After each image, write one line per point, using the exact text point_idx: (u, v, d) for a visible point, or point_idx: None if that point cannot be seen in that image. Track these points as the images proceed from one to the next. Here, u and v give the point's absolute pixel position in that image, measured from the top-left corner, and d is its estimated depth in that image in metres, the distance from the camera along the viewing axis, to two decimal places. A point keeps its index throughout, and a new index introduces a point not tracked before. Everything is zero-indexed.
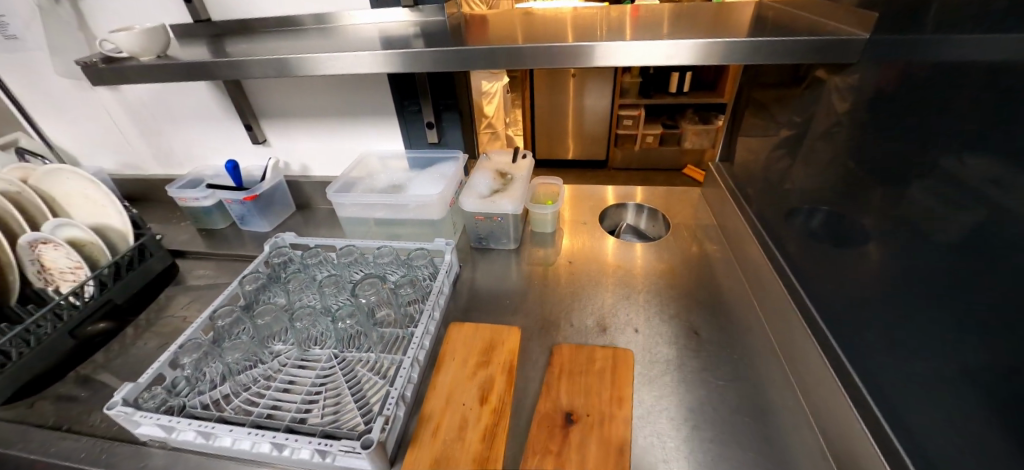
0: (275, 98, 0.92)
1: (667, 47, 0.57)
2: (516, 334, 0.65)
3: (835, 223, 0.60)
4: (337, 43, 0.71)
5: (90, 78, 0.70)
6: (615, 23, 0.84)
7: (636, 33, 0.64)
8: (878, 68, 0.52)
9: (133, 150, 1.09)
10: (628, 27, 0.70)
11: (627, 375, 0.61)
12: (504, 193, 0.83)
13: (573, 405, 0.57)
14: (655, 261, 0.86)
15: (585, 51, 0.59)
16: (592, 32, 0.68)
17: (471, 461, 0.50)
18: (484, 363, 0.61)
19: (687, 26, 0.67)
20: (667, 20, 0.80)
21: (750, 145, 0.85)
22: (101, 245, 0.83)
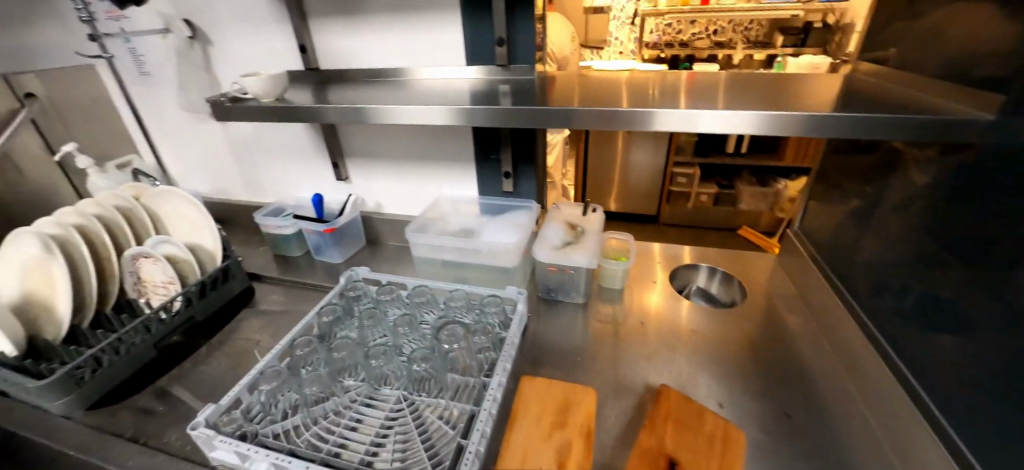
0: (362, 140, 0.98)
1: (730, 117, 0.55)
2: (593, 395, 0.62)
3: (951, 310, 0.54)
4: (433, 94, 0.76)
5: (215, 115, 0.76)
6: (671, 88, 0.85)
7: (690, 101, 0.63)
8: (999, 149, 0.49)
9: (227, 178, 1.19)
10: (685, 95, 0.70)
11: (739, 453, 0.53)
12: (576, 246, 0.83)
13: (680, 457, 0.53)
14: (731, 330, 0.81)
15: (645, 116, 0.58)
16: (645, 98, 0.69)
17: None
18: (561, 424, 0.58)
19: (748, 98, 0.66)
20: (724, 89, 0.80)
21: (834, 217, 0.81)
22: (192, 264, 0.88)
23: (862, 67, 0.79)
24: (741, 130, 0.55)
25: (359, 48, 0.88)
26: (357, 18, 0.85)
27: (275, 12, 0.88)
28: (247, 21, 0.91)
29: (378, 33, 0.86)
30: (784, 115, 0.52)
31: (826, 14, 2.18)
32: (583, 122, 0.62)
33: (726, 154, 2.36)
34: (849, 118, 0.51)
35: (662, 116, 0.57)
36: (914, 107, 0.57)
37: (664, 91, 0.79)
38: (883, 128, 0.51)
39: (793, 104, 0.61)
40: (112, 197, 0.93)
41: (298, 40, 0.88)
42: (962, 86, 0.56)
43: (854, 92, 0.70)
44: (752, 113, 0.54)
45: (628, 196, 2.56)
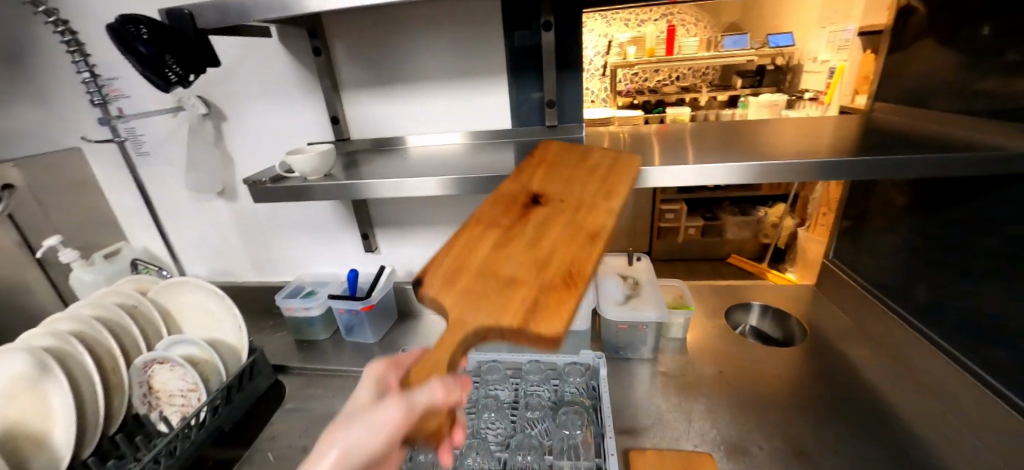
0: (395, 209, 0.94)
1: (712, 171, 0.58)
2: (710, 457, 0.60)
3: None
4: (485, 158, 0.74)
5: (254, 195, 0.70)
6: (638, 139, 0.88)
7: (668, 155, 0.66)
8: None
9: (233, 258, 1.09)
10: (655, 148, 0.73)
11: (619, 175, 0.60)
12: (639, 299, 0.81)
13: (549, 192, 0.59)
14: (808, 372, 0.80)
15: (639, 176, 0.59)
16: (624, 153, 0.70)
17: (492, 245, 0.52)
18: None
19: (716, 147, 0.70)
20: (690, 138, 0.85)
21: (878, 245, 0.85)
22: (216, 362, 0.78)
23: (878, 107, 0.85)
24: (719, 181, 0.58)
25: (394, 117, 0.86)
26: (394, 88, 0.84)
27: (304, 86, 0.86)
28: (272, 96, 0.88)
29: (415, 100, 0.84)
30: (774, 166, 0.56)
31: (774, 58, 2.42)
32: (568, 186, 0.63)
33: (707, 188, 2.51)
34: (934, 157, 0.54)
35: (654, 175, 0.59)
36: (965, 140, 0.61)
37: (632, 142, 0.83)
38: (962, 166, 0.54)
39: (835, 146, 0.65)
40: (112, 294, 0.81)
41: (330, 112, 0.85)
42: (1009, 123, 0.61)
43: (888, 129, 0.74)
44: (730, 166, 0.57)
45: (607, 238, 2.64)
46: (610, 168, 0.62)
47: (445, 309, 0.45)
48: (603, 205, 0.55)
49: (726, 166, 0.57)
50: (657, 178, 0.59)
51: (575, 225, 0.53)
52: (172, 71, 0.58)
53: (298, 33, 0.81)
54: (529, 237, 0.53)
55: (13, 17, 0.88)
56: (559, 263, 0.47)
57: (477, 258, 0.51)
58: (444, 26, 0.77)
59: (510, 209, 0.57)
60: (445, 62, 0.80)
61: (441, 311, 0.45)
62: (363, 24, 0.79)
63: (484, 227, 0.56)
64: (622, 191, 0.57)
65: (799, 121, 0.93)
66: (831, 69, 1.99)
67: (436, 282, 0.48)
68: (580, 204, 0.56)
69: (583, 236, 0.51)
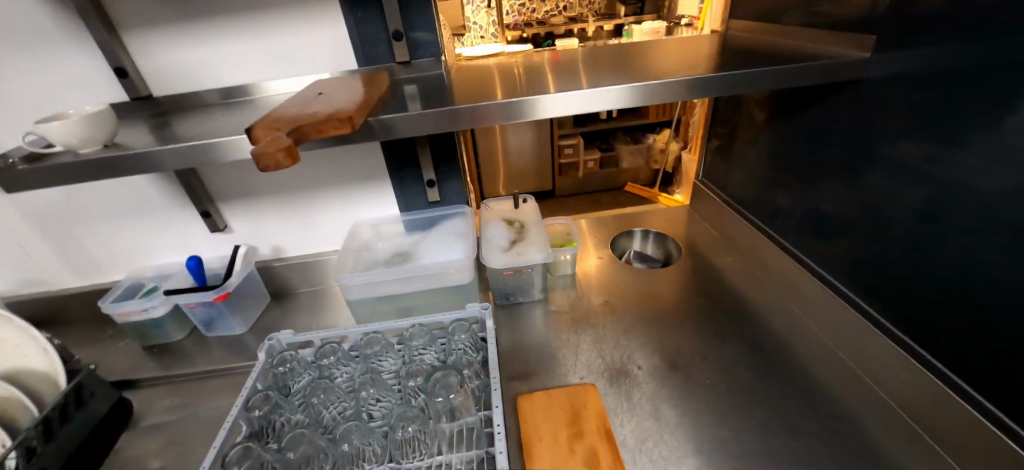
0: (236, 178, 0.78)
1: (603, 96, 0.54)
2: (594, 393, 0.62)
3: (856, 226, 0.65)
4: (309, 89, 0.60)
5: (3, 184, 0.52)
6: (537, 68, 0.82)
7: (557, 84, 0.61)
8: (878, 81, 0.58)
9: (31, 264, 0.86)
10: (551, 77, 0.68)
11: (383, 76, 0.66)
12: (524, 242, 0.80)
13: (326, 88, 0.59)
14: (683, 287, 0.87)
15: (529, 109, 0.54)
16: (513, 84, 0.64)
17: (297, 107, 0.50)
18: (577, 432, 0.57)
19: (608, 70, 0.67)
20: (584, 64, 0.81)
21: (739, 161, 0.92)
22: (21, 397, 0.62)
23: (734, 25, 0.87)
24: (604, 107, 0.55)
25: (206, 61, 0.68)
26: (197, 24, 0.66)
27: (63, 26, 0.63)
28: (16, 44, 0.64)
29: (230, 36, 0.67)
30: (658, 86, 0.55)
31: None
32: (424, 128, 0.54)
33: (602, 121, 2.57)
34: (768, 71, 0.56)
35: (544, 105, 0.54)
36: (798, 52, 0.64)
37: (512, 74, 0.76)
38: (792, 78, 0.57)
39: (686, 66, 0.65)
40: None
41: (111, 62, 0.65)
42: (829, 32, 0.65)
43: (738, 46, 0.77)
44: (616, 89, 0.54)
45: (512, 181, 2.62)
46: (367, 78, 0.66)
47: (283, 128, 0.43)
48: (382, 88, 0.62)
49: (611, 89, 0.54)
50: (551, 110, 0.54)
51: (367, 93, 0.57)
52: None
53: None
54: (330, 100, 0.52)
55: None
56: (355, 100, 0.53)
57: (287, 112, 0.48)
58: None
59: (299, 97, 0.55)
60: None
61: (279, 132, 0.42)
62: None
63: (287, 103, 0.52)
64: (386, 83, 0.64)
65: (665, 43, 0.93)
66: None
67: (261, 122, 0.45)
68: (368, 86, 0.60)
69: (373, 96, 0.56)
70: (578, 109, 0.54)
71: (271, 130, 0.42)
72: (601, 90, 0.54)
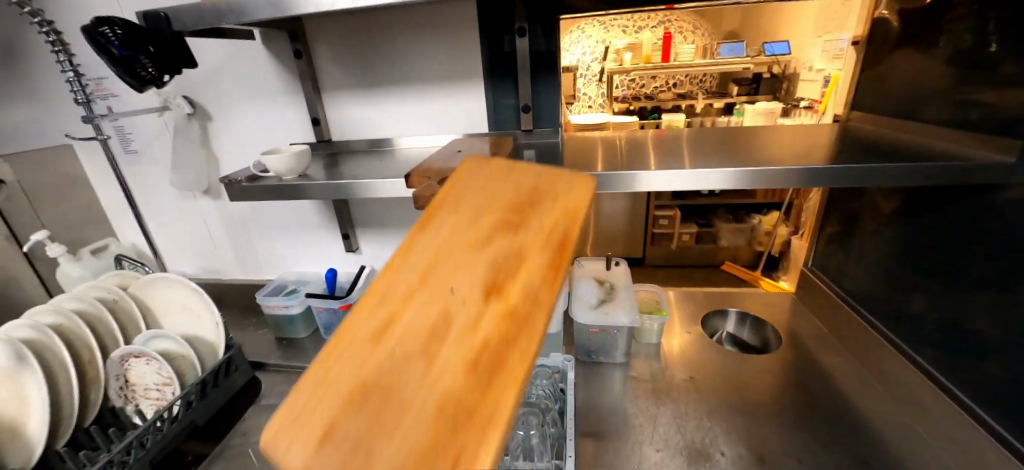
0: (374, 210, 0.94)
1: (705, 177, 0.58)
2: (585, 186, 0.43)
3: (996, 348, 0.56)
4: (449, 146, 0.73)
5: (231, 194, 0.70)
6: (642, 143, 0.89)
7: (661, 161, 0.66)
8: None
9: (216, 257, 1.09)
10: (653, 154, 0.73)
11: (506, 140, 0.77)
12: (613, 303, 0.82)
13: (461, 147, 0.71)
14: (783, 380, 0.80)
15: (631, 180, 0.59)
16: (616, 158, 0.71)
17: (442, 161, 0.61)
18: (528, 209, 0.41)
19: (712, 153, 0.71)
20: (692, 144, 0.85)
21: (857, 253, 0.84)
22: (191, 358, 0.78)
23: (854, 116, 0.85)
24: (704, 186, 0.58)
25: (376, 117, 0.87)
26: (373, 92, 0.84)
27: (288, 89, 0.86)
28: (254, 98, 0.88)
29: (397, 101, 0.85)
30: (763, 172, 0.56)
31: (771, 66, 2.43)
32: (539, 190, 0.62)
33: (702, 195, 2.51)
34: (895, 166, 0.54)
35: (647, 180, 0.59)
36: (929, 150, 0.61)
37: (619, 147, 0.83)
38: (923, 174, 0.54)
39: (801, 154, 0.65)
40: (94, 288, 0.82)
41: (311, 113, 0.86)
42: (970, 132, 0.61)
43: (859, 138, 0.75)
44: (720, 172, 0.57)
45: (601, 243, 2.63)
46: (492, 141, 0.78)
47: (433, 177, 0.53)
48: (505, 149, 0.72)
49: (713, 172, 0.58)
50: (652, 182, 0.59)
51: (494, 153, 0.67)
52: (146, 68, 0.59)
53: (280, 36, 0.82)
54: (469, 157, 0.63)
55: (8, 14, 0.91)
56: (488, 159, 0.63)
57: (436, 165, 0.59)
58: (422, 28, 0.78)
59: (442, 152, 0.67)
60: (423, 67, 0.81)
61: (431, 180, 0.53)
62: (344, 28, 0.80)
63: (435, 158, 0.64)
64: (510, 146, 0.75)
65: (778, 129, 0.93)
66: (826, 79, 2.02)
67: (418, 171, 0.56)
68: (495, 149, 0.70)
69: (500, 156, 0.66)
70: (677, 186, 0.58)
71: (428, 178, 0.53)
72: (705, 172, 0.58)
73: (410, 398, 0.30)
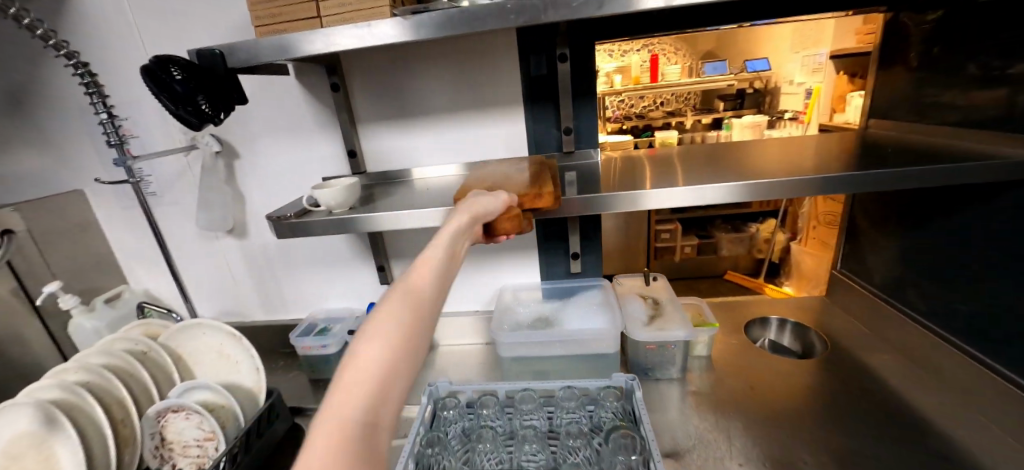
0: (410, 239, 0.92)
1: (706, 192, 0.59)
2: None
3: None
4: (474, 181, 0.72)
5: (277, 232, 0.68)
6: (638, 161, 0.91)
7: (657, 179, 0.68)
8: None
9: (238, 299, 1.02)
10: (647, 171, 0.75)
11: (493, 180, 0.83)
12: (663, 319, 0.82)
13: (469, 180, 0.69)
14: (838, 384, 0.80)
15: (635, 199, 0.60)
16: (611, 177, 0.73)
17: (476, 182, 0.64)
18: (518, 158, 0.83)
19: (703, 168, 0.73)
20: (701, 158, 0.88)
21: (889, 253, 0.86)
22: (234, 408, 0.73)
23: (873, 123, 0.89)
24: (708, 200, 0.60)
25: (411, 145, 0.85)
26: (409, 121, 0.84)
27: (320, 122, 0.85)
28: (284, 133, 0.86)
29: (434, 129, 0.84)
30: (766, 184, 0.58)
31: (752, 82, 2.58)
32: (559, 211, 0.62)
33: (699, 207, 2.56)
34: (945, 167, 0.56)
35: (649, 198, 0.60)
36: (963, 151, 0.65)
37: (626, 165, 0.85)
38: (973, 173, 0.57)
39: (845, 160, 0.68)
40: (120, 341, 0.77)
41: (347, 146, 0.84)
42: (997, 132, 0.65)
43: (887, 143, 0.78)
44: (720, 186, 0.59)
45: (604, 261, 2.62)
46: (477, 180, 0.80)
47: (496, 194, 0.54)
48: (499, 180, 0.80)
49: (715, 186, 0.59)
50: (654, 200, 0.60)
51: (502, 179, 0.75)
52: (199, 104, 0.58)
53: (313, 71, 0.81)
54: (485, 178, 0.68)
55: (20, 60, 0.88)
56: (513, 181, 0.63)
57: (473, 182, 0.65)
58: (459, 57, 0.78)
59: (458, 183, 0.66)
60: (460, 94, 0.81)
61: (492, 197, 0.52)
62: (377, 59, 0.79)
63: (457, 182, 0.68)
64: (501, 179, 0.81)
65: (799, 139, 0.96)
66: (810, 91, 2.19)
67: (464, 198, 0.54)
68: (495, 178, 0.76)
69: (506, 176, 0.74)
70: (679, 202, 0.60)
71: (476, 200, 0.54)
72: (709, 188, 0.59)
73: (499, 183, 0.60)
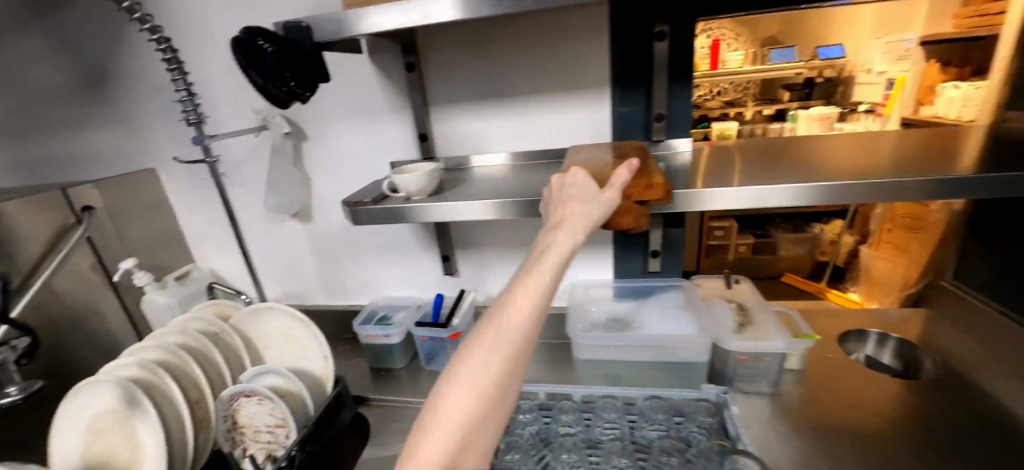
0: (477, 228, 0.87)
1: (771, 194, 0.50)
2: None
3: None
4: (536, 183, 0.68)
5: (353, 218, 0.64)
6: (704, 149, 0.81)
7: (716, 175, 0.59)
8: None
9: (300, 283, 1.02)
10: (709, 164, 0.66)
11: None
12: (755, 327, 0.75)
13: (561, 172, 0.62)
14: (961, 410, 0.70)
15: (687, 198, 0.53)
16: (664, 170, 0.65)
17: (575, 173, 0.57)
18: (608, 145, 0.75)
19: (777, 164, 0.63)
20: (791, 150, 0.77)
21: (1013, 267, 0.72)
22: (303, 396, 0.71)
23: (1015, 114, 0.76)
24: (774, 203, 0.51)
25: (485, 129, 0.81)
26: (484, 104, 0.79)
27: (391, 103, 0.81)
28: (354, 114, 0.83)
29: (510, 112, 0.79)
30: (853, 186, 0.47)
31: (823, 70, 2.38)
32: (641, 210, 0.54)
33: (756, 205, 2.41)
34: None
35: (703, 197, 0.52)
36: None
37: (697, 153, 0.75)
38: None
39: (1004, 154, 0.57)
40: (194, 320, 0.77)
41: (419, 129, 0.81)
42: None
43: None
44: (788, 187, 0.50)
45: None
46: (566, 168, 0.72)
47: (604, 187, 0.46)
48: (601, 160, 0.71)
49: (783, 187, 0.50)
50: (709, 200, 0.52)
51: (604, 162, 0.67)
52: (287, 83, 0.56)
53: (388, 49, 0.77)
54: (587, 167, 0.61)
55: (100, 37, 0.88)
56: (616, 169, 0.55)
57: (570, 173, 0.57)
58: (544, 33, 0.72)
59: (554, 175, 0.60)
60: (541, 75, 0.75)
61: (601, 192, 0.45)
62: (454, 36, 0.74)
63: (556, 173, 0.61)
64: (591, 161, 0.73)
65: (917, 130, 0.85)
66: (892, 82, 2.01)
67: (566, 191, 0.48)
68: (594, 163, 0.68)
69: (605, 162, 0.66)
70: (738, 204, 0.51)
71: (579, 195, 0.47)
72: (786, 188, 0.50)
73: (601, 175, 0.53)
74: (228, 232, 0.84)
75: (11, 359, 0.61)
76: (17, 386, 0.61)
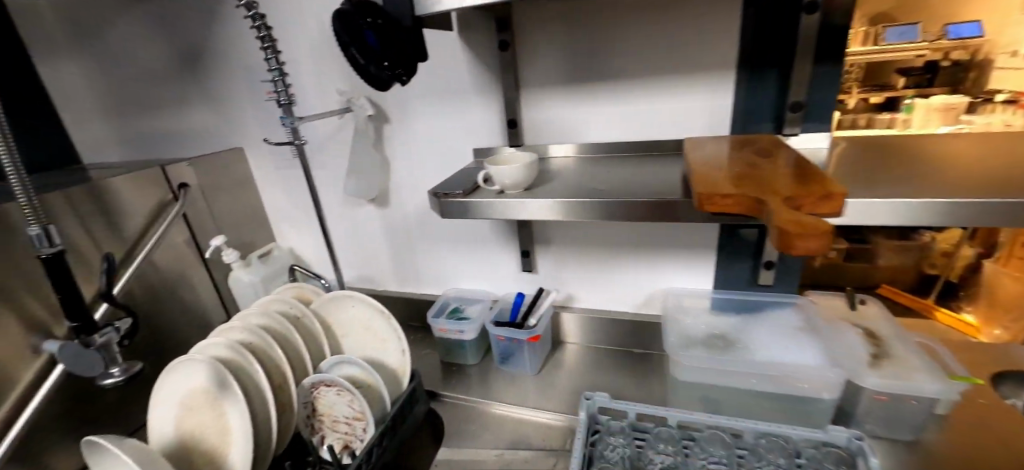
0: (562, 224, 0.81)
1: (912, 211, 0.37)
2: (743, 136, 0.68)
3: None
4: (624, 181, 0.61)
5: (441, 211, 0.60)
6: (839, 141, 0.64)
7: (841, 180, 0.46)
8: None
9: (374, 268, 1.01)
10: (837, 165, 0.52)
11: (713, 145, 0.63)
12: (896, 361, 0.63)
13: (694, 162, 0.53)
14: None
15: None
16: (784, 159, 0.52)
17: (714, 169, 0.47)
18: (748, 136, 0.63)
19: (941, 172, 0.46)
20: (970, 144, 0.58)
21: None
22: (380, 389, 0.69)
23: None
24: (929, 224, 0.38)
25: (579, 116, 0.73)
26: (582, 87, 0.71)
27: (480, 85, 0.75)
28: (440, 96, 0.78)
29: (610, 98, 0.70)
30: None
31: None
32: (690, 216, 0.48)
33: None
34: None
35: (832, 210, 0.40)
36: None
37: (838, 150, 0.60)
38: None
39: None
40: (276, 302, 0.76)
41: (509, 115, 0.74)
42: None
43: None
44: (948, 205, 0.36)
45: None
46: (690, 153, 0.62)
47: (769, 198, 0.37)
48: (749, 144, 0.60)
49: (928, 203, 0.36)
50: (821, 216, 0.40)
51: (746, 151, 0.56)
52: (381, 64, 0.52)
53: (481, 25, 0.71)
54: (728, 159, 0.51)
55: (197, 16, 0.89)
56: (768, 170, 0.45)
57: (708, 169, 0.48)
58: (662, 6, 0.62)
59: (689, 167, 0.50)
60: (654, 55, 0.66)
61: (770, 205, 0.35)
62: (556, 10, 0.67)
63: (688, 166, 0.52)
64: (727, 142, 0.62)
65: None
66: None
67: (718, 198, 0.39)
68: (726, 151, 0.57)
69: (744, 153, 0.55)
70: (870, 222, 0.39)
71: (732, 206, 0.38)
72: (906, 200, 0.38)
73: (756, 178, 0.43)
74: (311, 216, 0.84)
75: (114, 341, 0.59)
76: (119, 368, 0.59)
